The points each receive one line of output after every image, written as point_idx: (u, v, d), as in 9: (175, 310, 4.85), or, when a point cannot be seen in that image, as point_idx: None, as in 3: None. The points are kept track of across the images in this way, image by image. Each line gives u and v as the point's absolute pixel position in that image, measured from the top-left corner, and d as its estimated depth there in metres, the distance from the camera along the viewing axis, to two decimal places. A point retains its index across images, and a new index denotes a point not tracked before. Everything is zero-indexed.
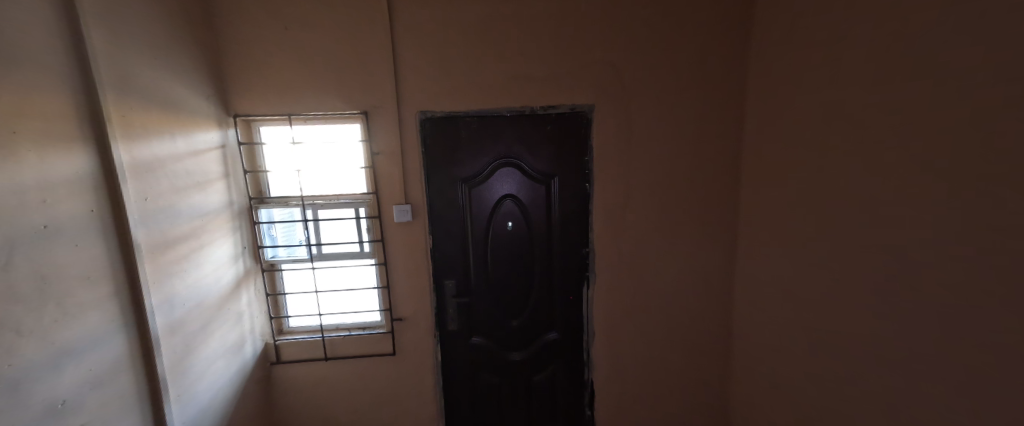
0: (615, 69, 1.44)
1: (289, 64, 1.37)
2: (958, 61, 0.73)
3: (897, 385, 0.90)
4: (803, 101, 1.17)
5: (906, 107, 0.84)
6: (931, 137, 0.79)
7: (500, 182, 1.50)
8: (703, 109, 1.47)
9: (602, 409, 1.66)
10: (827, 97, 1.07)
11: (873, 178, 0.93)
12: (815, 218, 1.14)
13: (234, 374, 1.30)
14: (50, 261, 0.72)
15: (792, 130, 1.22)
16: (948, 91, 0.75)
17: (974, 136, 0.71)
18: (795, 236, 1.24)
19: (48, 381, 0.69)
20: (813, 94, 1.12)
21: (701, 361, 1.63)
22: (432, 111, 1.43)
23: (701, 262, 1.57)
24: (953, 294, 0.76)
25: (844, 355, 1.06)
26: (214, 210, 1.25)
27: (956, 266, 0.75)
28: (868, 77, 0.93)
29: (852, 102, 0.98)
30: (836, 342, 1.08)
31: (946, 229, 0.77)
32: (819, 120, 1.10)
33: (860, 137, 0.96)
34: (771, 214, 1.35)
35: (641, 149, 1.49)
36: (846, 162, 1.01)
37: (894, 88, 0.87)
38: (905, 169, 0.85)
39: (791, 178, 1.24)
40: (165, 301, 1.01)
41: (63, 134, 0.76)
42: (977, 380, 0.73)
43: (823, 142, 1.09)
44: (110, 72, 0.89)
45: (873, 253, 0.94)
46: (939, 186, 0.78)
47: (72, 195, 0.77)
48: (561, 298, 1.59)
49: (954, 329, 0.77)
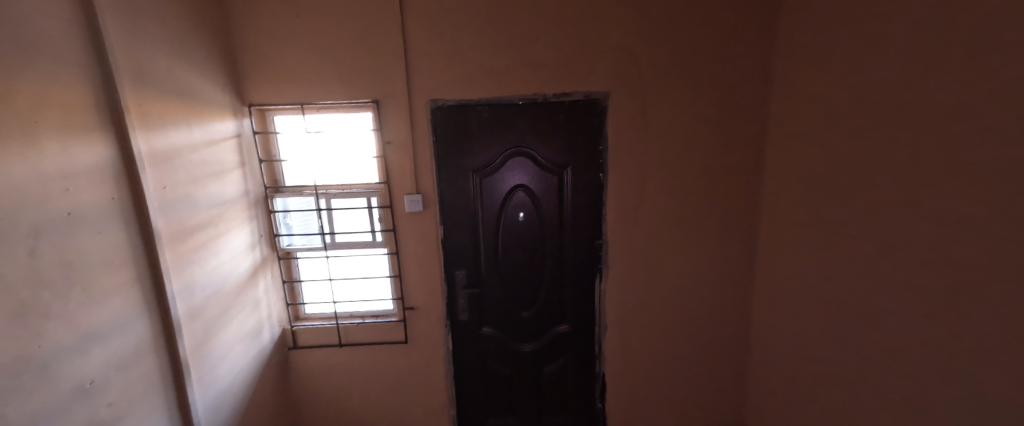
0: (632, 52, 1.37)
1: (299, 51, 1.35)
2: (997, 42, 0.66)
3: (924, 385, 0.85)
4: (828, 88, 1.09)
5: (940, 93, 0.77)
6: (968, 123, 0.72)
7: (511, 172, 1.47)
8: (724, 95, 1.38)
9: (613, 402, 1.65)
10: (856, 82, 0.99)
11: (905, 168, 0.86)
12: (840, 211, 1.07)
13: (253, 359, 1.33)
14: (73, 247, 0.74)
15: (819, 117, 1.14)
16: (985, 74, 0.68)
17: (1008, 123, 0.64)
18: (816, 229, 1.17)
19: (76, 362, 0.73)
20: (840, 79, 1.04)
21: (715, 356, 1.59)
22: (442, 100, 1.40)
23: (718, 258, 1.51)
24: (981, 294, 0.71)
25: (861, 354, 1.01)
26: (230, 199, 1.26)
27: (987, 265, 0.70)
28: (900, 60, 0.85)
29: (882, 87, 0.91)
30: (855, 342, 1.03)
31: (977, 225, 0.71)
32: (847, 107, 1.02)
33: (887, 124, 0.89)
34: (793, 207, 1.28)
35: (657, 138, 1.42)
36: (870, 151, 0.94)
37: (927, 71, 0.80)
38: (938, 160, 0.78)
39: (813, 170, 1.17)
40: (185, 288, 1.03)
41: (83, 124, 0.78)
42: (997, 381, 0.69)
43: (850, 129, 1.01)
44: (125, 61, 0.90)
45: (900, 250, 0.88)
46: (971, 178, 0.72)
47: (92, 184, 0.79)
48: (572, 289, 1.57)
49: (982, 330, 0.71)
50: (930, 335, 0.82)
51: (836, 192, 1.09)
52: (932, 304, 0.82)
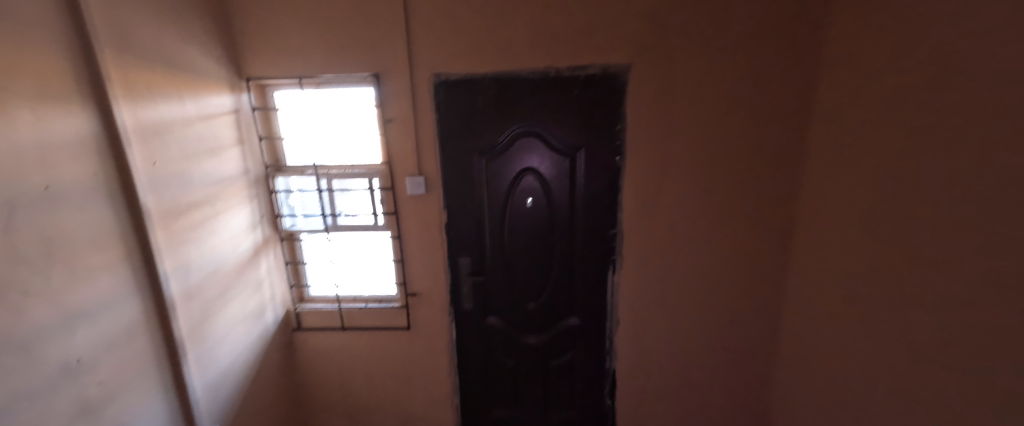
0: (658, 18, 1.20)
1: (297, 21, 1.27)
2: None
3: (951, 408, 0.74)
4: (885, 56, 0.91)
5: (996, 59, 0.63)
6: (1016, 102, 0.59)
7: (519, 154, 1.36)
8: (764, 68, 1.21)
9: (622, 400, 1.57)
10: (915, 49, 0.82)
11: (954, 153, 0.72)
12: (881, 203, 0.92)
13: (256, 339, 1.33)
14: (53, 222, 0.70)
15: (867, 92, 0.97)
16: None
17: None
18: (857, 223, 1.02)
19: (61, 341, 0.70)
20: (898, 45, 0.87)
21: (737, 358, 1.47)
22: (446, 74, 1.30)
23: (746, 251, 1.37)
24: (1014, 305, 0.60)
25: (901, 368, 0.88)
26: (228, 177, 1.22)
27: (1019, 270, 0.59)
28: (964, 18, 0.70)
29: (940, 53, 0.75)
30: (896, 353, 0.90)
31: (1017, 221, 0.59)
32: (902, 79, 0.86)
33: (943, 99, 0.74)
34: (832, 196, 1.12)
35: (682, 117, 1.27)
36: (925, 131, 0.79)
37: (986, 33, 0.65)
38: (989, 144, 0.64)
39: (862, 154, 1.01)
40: (179, 267, 1.01)
41: (59, 92, 0.73)
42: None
43: (903, 103, 0.85)
44: (107, 27, 0.84)
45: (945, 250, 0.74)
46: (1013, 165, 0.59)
47: (72, 158, 0.75)
48: (583, 280, 1.47)
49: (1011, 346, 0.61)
50: (965, 348, 0.70)
51: (875, 181, 0.94)
52: (965, 319, 0.70)
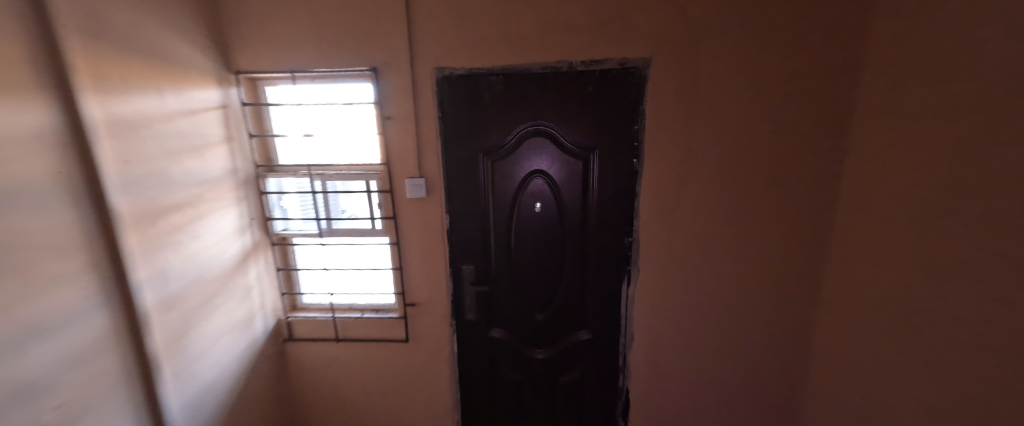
0: (682, 8, 1.09)
1: (291, 10, 1.18)
2: None
3: None
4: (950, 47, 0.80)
5: None
6: None
7: (528, 156, 1.26)
8: (801, 62, 1.09)
9: (635, 421, 1.46)
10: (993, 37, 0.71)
11: None
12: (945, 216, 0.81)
13: (244, 350, 1.24)
14: (9, 226, 0.62)
15: (928, 89, 0.86)
16: None
17: None
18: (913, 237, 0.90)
19: (14, 361, 0.62)
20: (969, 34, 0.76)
21: (762, 378, 1.35)
22: (450, 68, 1.20)
23: (774, 264, 1.26)
24: None
25: (968, 405, 0.77)
26: (215, 177, 1.14)
27: None
28: None
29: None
30: (960, 388, 0.79)
31: None
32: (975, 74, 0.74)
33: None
34: (879, 206, 1.01)
35: (707, 118, 1.17)
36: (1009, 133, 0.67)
37: None
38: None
39: (915, 159, 0.89)
40: (156, 275, 0.92)
41: (18, 80, 0.64)
42: None
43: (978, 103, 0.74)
44: (76, 9, 0.75)
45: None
46: None
47: (32, 154, 0.66)
48: (594, 292, 1.37)
49: None
50: None
51: (935, 190, 0.82)
52: None
